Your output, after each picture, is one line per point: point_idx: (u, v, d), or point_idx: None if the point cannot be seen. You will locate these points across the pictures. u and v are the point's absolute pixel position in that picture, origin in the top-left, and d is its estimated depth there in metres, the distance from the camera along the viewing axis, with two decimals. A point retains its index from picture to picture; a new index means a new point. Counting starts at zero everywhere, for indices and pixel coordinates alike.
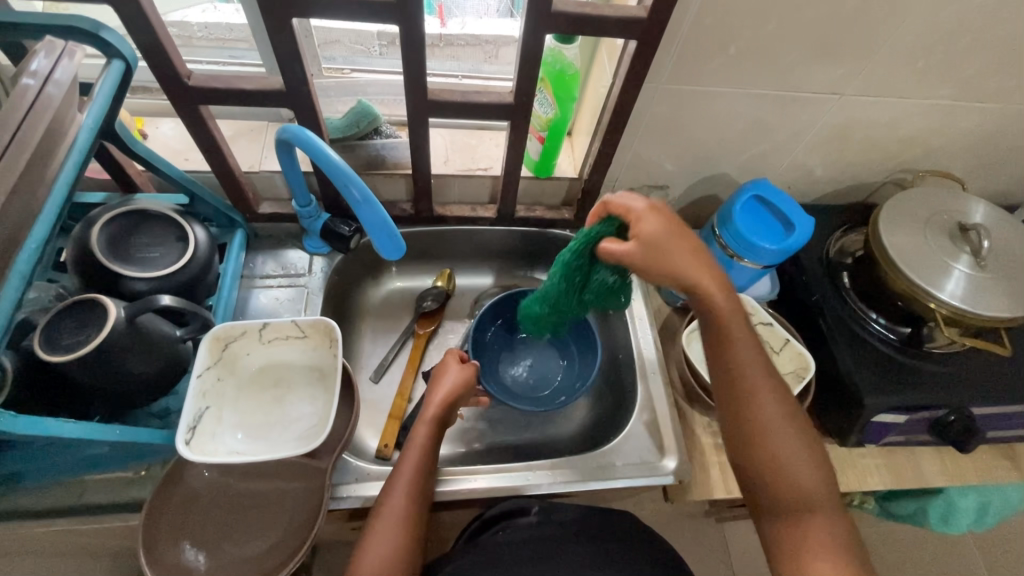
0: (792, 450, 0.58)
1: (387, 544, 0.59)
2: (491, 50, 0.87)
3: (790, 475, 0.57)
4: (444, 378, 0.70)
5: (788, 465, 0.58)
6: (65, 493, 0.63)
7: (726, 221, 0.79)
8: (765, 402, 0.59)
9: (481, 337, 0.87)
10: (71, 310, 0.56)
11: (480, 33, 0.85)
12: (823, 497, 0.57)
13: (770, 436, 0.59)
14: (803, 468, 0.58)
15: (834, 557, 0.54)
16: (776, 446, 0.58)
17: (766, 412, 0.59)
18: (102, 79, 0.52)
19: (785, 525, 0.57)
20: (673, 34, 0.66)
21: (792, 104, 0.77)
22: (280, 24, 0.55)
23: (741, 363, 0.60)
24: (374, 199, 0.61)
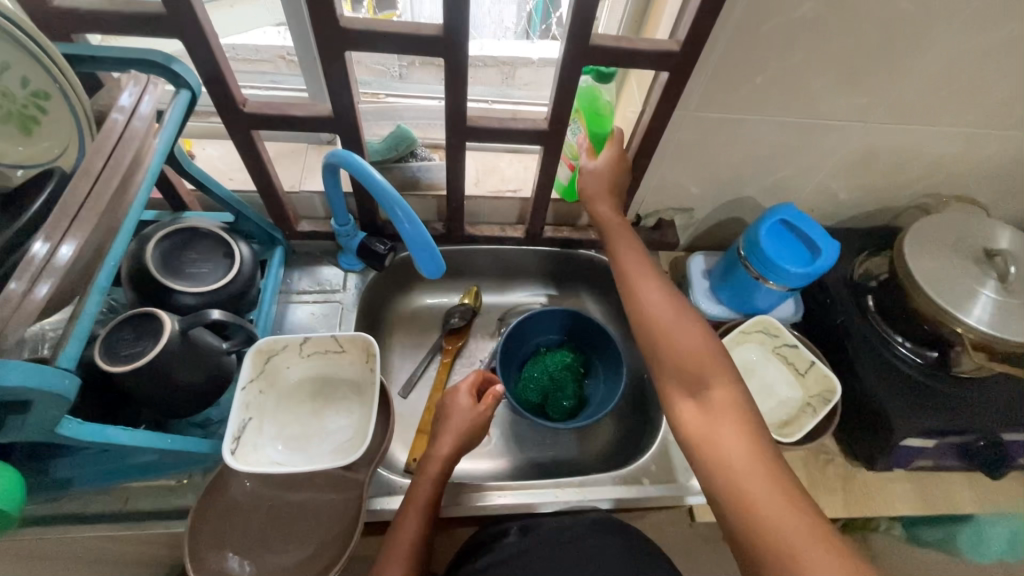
0: (687, 344, 0.62)
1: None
2: (508, 70, 0.91)
3: (680, 354, 0.62)
4: (452, 412, 0.71)
5: (685, 352, 0.62)
6: (111, 499, 0.66)
7: (752, 244, 0.81)
8: (656, 301, 0.67)
9: (510, 347, 0.89)
10: (128, 322, 0.59)
11: (499, 54, 0.89)
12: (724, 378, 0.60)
13: (665, 329, 0.64)
14: (702, 358, 0.61)
15: (737, 422, 0.57)
16: (668, 337, 0.64)
17: (658, 309, 0.66)
18: (171, 108, 0.56)
19: (692, 404, 0.59)
20: (703, 65, 0.68)
21: (817, 131, 0.79)
22: (333, 55, 0.59)
23: (632, 276, 0.70)
24: (417, 219, 0.63)
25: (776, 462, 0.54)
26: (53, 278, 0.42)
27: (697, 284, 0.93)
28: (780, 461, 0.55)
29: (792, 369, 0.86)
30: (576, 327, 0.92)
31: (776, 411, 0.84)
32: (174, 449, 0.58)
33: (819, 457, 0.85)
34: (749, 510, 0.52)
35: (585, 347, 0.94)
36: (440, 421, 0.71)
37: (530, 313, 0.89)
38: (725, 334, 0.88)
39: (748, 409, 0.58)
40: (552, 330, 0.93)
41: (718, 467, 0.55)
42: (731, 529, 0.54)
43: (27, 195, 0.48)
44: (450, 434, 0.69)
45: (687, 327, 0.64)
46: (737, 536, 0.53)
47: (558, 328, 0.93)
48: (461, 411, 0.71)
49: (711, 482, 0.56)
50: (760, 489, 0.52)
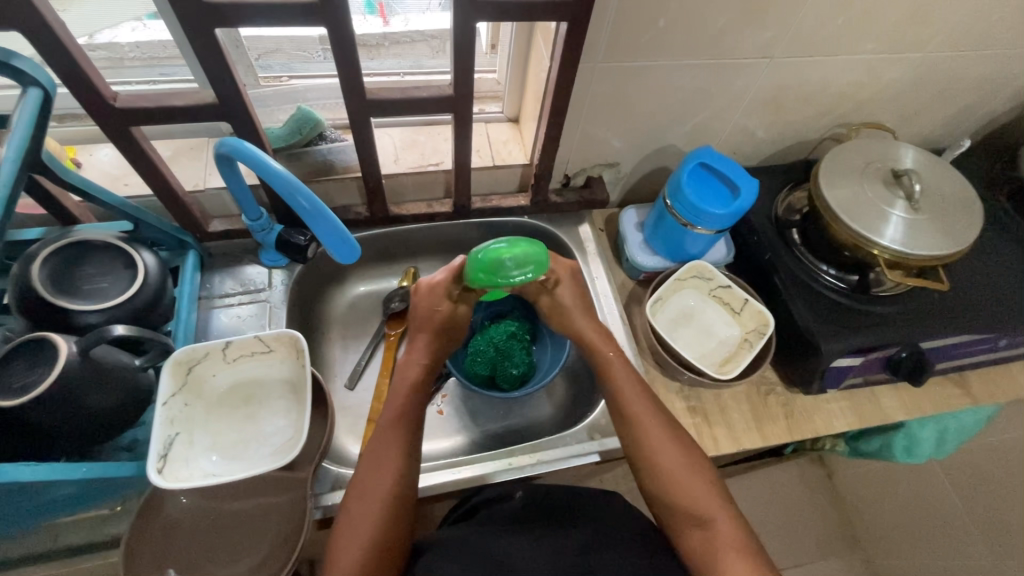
0: (667, 446, 0.64)
1: (362, 513, 0.58)
2: (436, 44, 0.87)
3: (686, 494, 0.61)
4: (434, 314, 0.72)
5: (684, 482, 0.62)
6: (40, 539, 0.62)
7: (676, 191, 0.81)
8: (654, 423, 0.66)
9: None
10: (18, 351, 0.54)
11: (424, 29, 0.84)
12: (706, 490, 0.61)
13: (664, 457, 0.63)
14: (704, 495, 0.61)
15: (744, 559, 0.57)
16: (674, 472, 0.63)
17: (656, 433, 0.65)
18: (19, 109, 0.50)
19: (699, 534, 0.60)
20: (603, 14, 0.67)
21: (726, 71, 0.79)
22: (203, 35, 0.54)
23: (627, 394, 0.68)
24: (321, 203, 0.60)
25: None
26: None
27: (632, 238, 0.94)
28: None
29: (729, 309, 0.89)
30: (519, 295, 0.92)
31: (716, 351, 0.87)
32: (93, 477, 0.54)
33: (761, 388, 0.88)
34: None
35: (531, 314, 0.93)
36: (423, 323, 0.73)
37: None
38: (662, 284, 0.89)
39: (751, 540, 0.59)
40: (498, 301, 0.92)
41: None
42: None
43: None
44: (424, 331, 0.72)
45: (691, 466, 0.63)
46: None
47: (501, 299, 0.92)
48: (440, 310, 0.72)
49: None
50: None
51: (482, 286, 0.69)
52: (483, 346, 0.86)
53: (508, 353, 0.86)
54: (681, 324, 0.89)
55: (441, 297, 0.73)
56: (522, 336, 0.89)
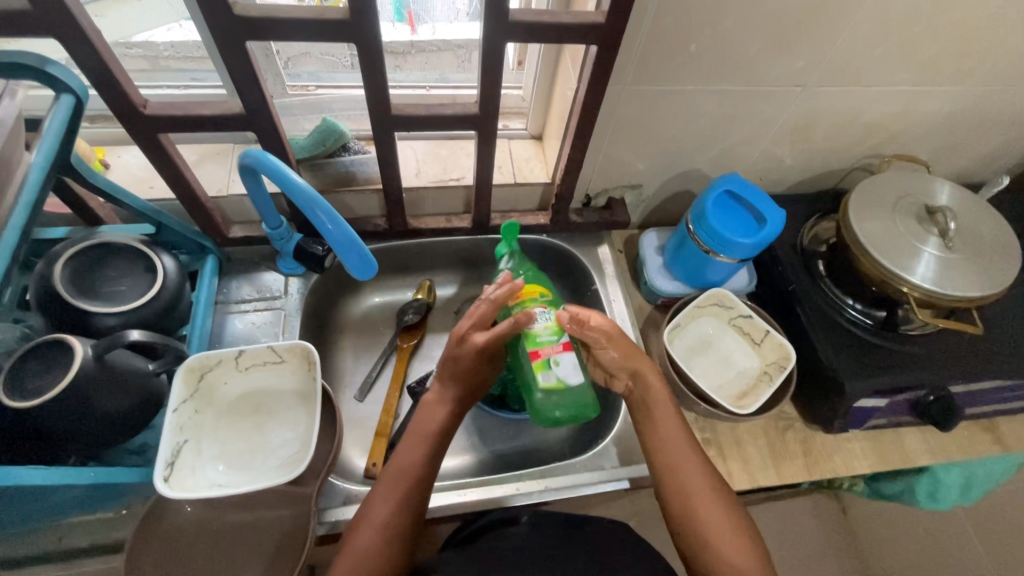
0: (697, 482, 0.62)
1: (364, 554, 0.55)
2: (463, 54, 0.87)
3: (712, 539, 0.59)
4: (467, 369, 0.66)
5: (710, 522, 0.59)
6: (45, 539, 0.62)
7: (698, 218, 0.80)
8: (694, 467, 0.63)
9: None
10: (35, 352, 0.55)
11: (450, 38, 0.84)
12: (733, 535, 0.59)
13: (694, 494, 0.61)
14: (734, 544, 0.58)
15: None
16: (710, 528, 0.59)
17: (696, 482, 0.62)
18: (52, 113, 0.50)
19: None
20: (633, 38, 0.66)
21: (756, 98, 0.78)
22: (234, 48, 0.54)
23: (665, 428, 0.66)
24: (342, 220, 0.60)
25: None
26: None
27: (651, 261, 0.92)
28: None
29: (748, 340, 0.87)
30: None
31: (733, 383, 0.84)
32: (101, 482, 0.54)
33: (780, 423, 0.85)
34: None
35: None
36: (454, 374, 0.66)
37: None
38: (680, 310, 0.87)
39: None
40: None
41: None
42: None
43: None
44: (455, 384, 0.67)
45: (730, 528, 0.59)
46: None
47: None
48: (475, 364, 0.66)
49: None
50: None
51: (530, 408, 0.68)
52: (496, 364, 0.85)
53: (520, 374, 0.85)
54: (698, 352, 0.87)
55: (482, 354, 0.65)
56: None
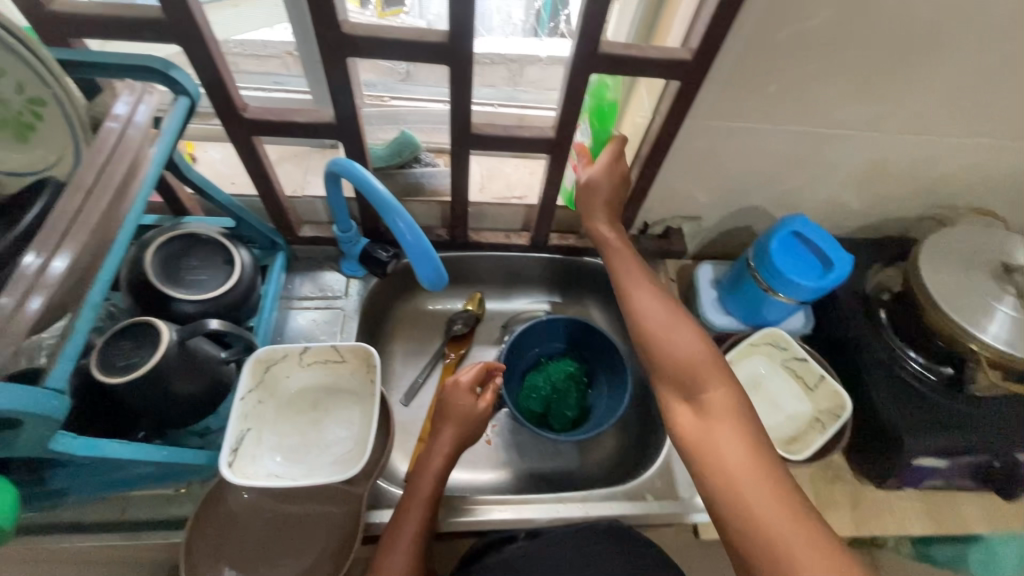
0: (658, 317, 0.66)
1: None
2: (515, 69, 0.89)
3: (672, 358, 0.62)
4: (454, 409, 0.70)
5: (670, 344, 0.63)
6: (109, 508, 0.65)
7: (763, 255, 0.79)
8: (649, 301, 0.67)
9: (513, 352, 0.88)
10: (126, 331, 0.58)
11: (505, 52, 0.86)
12: (697, 357, 0.61)
13: (654, 329, 0.65)
14: (696, 358, 0.61)
15: (736, 427, 0.56)
16: (670, 347, 0.63)
17: (651, 311, 0.66)
18: (169, 115, 0.53)
19: (685, 407, 0.60)
20: (715, 75, 0.67)
21: (832, 141, 0.77)
22: (336, 62, 0.57)
23: (625, 277, 0.71)
24: (419, 230, 0.62)
25: (779, 472, 0.53)
26: (46, 292, 0.40)
27: (705, 294, 0.91)
28: (762, 441, 0.55)
29: (801, 384, 0.84)
30: (578, 336, 0.91)
31: (783, 426, 0.83)
32: (172, 462, 0.57)
33: (828, 473, 0.83)
34: (749, 519, 0.51)
35: (592, 356, 0.91)
36: (442, 420, 0.70)
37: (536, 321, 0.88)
38: (732, 346, 0.86)
39: (746, 410, 0.58)
40: (559, 338, 0.91)
41: (725, 485, 0.53)
42: (734, 540, 0.52)
43: (20, 204, 0.46)
44: (450, 428, 0.69)
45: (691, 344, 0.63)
46: (722, 518, 0.53)
47: (565, 335, 0.91)
48: (463, 407, 0.70)
49: (711, 493, 0.54)
50: (764, 508, 0.51)
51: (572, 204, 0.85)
52: (537, 379, 0.87)
53: (562, 389, 0.86)
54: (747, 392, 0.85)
55: (464, 395, 0.71)
56: (578, 377, 0.88)
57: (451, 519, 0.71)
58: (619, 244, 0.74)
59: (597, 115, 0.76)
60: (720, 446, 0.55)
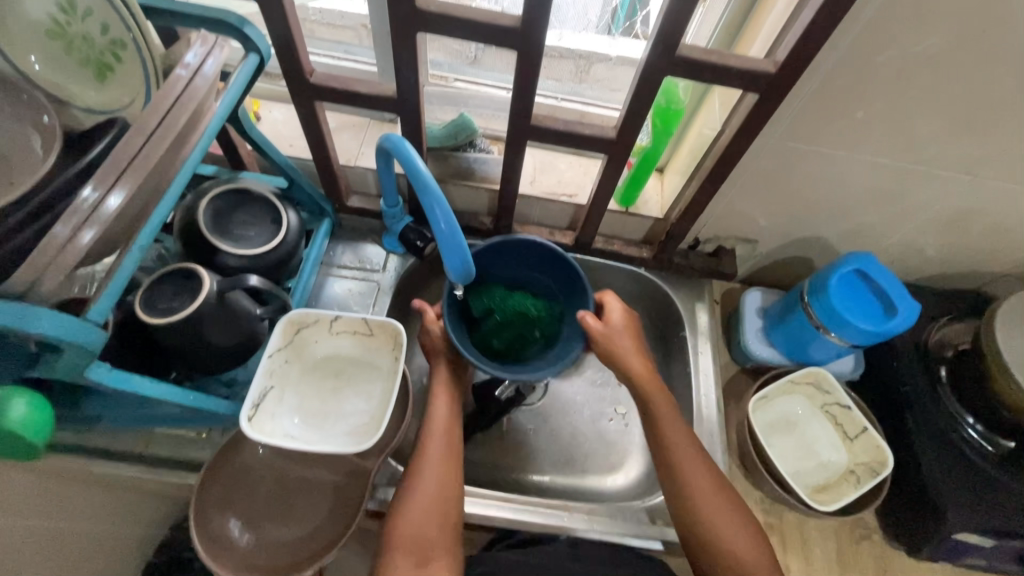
0: (706, 490, 0.64)
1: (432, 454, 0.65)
2: (583, 65, 0.86)
3: (726, 537, 0.62)
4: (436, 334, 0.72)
5: (722, 526, 0.62)
6: (135, 440, 0.69)
7: (819, 290, 0.74)
8: (697, 470, 0.65)
9: (522, 253, 0.72)
10: (171, 275, 0.60)
11: (577, 47, 0.84)
12: (747, 542, 0.62)
13: (704, 504, 0.63)
14: (746, 543, 0.62)
15: None
16: (721, 527, 0.62)
17: (701, 484, 0.64)
18: (238, 71, 0.54)
19: None
20: (798, 92, 0.62)
21: (915, 178, 0.71)
22: (405, 35, 0.56)
23: (676, 439, 0.67)
24: (454, 219, 0.58)
25: None
26: (98, 226, 0.41)
27: (750, 322, 0.87)
28: None
29: (840, 432, 0.80)
30: (574, 293, 0.71)
31: (813, 473, 0.78)
32: (196, 407, 0.59)
33: (855, 531, 0.78)
34: None
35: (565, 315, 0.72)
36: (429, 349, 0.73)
37: (545, 242, 0.69)
38: (773, 381, 0.81)
39: None
40: (561, 281, 0.72)
41: None
42: None
43: (88, 138, 0.48)
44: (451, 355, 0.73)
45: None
46: None
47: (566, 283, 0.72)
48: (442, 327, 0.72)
49: None
50: None
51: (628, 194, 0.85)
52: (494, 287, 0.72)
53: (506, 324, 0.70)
54: (780, 430, 0.81)
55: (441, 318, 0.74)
56: (531, 327, 0.71)
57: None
58: (660, 398, 0.69)
59: (663, 116, 0.74)
60: None
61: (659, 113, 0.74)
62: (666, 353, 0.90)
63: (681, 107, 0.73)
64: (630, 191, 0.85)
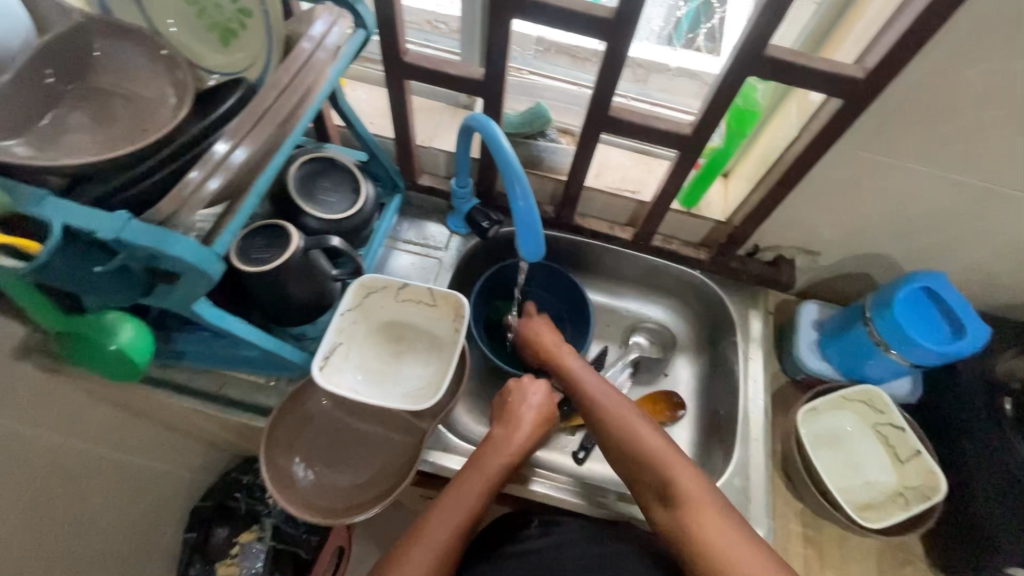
0: (611, 400, 0.69)
1: (456, 506, 0.62)
2: (641, 73, 0.88)
3: (636, 441, 0.64)
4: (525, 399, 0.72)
5: (629, 430, 0.65)
6: (210, 380, 0.74)
7: (883, 305, 0.73)
8: (602, 390, 0.70)
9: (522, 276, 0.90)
10: (264, 229, 0.65)
11: (637, 56, 0.85)
12: (656, 444, 0.63)
13: (614, 415, 0.67)
14: (655, 443, 0.63)
15: (714, 515, 0.57)
16: (629, 433, 0.65)
17: (609, 399, 0.69)
18: (347, 44, 0.57)
19: (664, 506, 0.60)
20: (883, 103, 0.62)
21: (997, 200, 0.69)
22: (502, 20, 0.59)
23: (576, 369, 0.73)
24: (532, 199, 0.61)
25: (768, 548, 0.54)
26: (223, 176, 0.45)
27: (804, 334, 0.86)
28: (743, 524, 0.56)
29: (890, 453, 0.78)
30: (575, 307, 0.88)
31: (859, 491, 0.77)
32: (275, 352, 0.63)
33: (898, 556, 0.77)
34: None
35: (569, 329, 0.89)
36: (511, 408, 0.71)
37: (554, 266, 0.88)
38: (823, 394, 0.80)
39: (720, 498, 0.59)
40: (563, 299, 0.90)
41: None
42: None
43: (215, 95, 0.53)
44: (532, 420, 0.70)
45: (726, 529, 0.55)
46: None
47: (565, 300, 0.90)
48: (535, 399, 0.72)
49: None
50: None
51: (692, 195, 0.86)
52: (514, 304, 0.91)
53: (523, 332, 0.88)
54: (827, 444, 0.80)
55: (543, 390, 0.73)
56: None
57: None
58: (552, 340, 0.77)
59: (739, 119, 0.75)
60: (714, 543, 0.55)
61: (735, 115, 0.75)
62: (715, 358, 0.90)
63: (759, 110, 0.73)
64: (694, 192, 0.85)
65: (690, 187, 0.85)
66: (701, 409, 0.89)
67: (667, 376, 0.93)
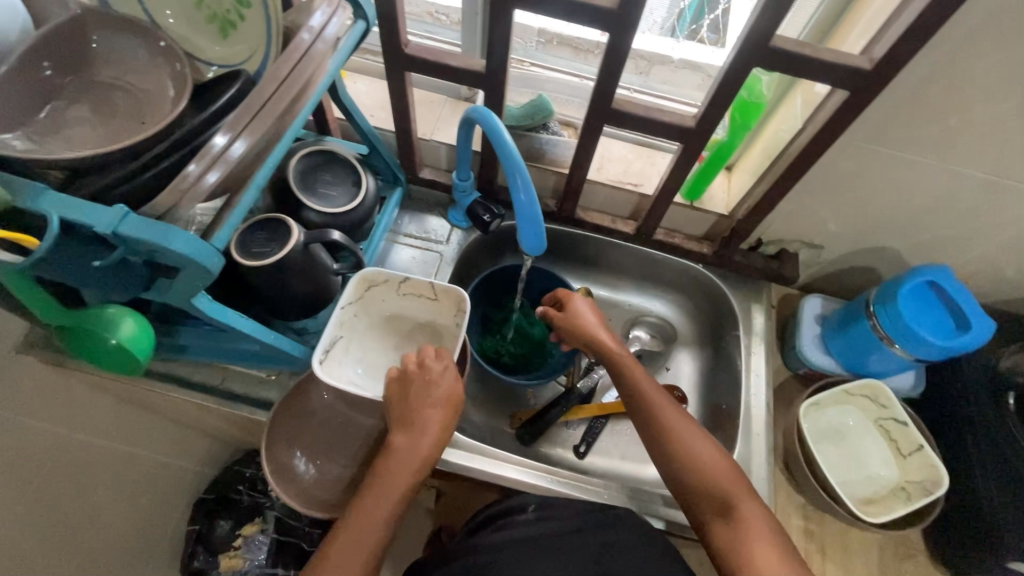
0: (669, 410, 0.64)
1: (381, 508, 0.55)
2: (643, 65, 0.87)
3: (697, 456, 0.60)
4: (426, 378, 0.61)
5: (688, 444, 0.61)
6: (212, 373, 0.74)
7: (888, 299, 0.72)
8: (659, 398, 0.65)
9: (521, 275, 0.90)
10: (263, 222, 0.64)
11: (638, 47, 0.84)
12: (715, 462, 0.59)
13: (670, 425, 0.63)
14: (715, 463, 0.59)
15: (769, 539, 0.54)
16: (688, 446, 0.61)
17: (666, 409, 0.64)
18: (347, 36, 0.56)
19: (720, 524, 0.57)
20: (888, 95, 0.61)
21: (1004, 193, 0.68)
22: (503, 11, 0.58)
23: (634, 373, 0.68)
24: (534, 193, 0.61)
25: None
26: (222, 168, 0.45)
27: (808, 329, 0.85)
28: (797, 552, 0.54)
29: (892, 448, 0.78)
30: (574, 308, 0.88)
31: (860, 485, 0.76)
32: (277, 347, 0.63)
33: (898, 549, 0.77)
34: None
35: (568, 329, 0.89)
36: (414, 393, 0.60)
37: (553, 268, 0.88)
38: (825, 388, 0.80)
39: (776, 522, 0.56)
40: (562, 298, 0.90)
41: None
42: None
43: (215, 88, 0.52)
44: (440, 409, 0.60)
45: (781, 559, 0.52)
46: None
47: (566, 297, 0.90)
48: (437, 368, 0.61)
49: None
50: None
51: (695, 188, 0.85)
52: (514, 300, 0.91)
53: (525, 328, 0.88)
54: (829, 439, 0.80)
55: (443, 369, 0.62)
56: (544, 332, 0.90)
57: (490, 472, 0.73)
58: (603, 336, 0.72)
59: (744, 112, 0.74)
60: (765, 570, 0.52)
61: (739, 109, 0.74)
62: (718, 351, 0.90)
63: (763, 103, 0.72)
64: (698, 184, 0.85)
65: (694, 180, 0.85)
66: (703, 403, 0.89)
67: (669, 370, 0.93)
